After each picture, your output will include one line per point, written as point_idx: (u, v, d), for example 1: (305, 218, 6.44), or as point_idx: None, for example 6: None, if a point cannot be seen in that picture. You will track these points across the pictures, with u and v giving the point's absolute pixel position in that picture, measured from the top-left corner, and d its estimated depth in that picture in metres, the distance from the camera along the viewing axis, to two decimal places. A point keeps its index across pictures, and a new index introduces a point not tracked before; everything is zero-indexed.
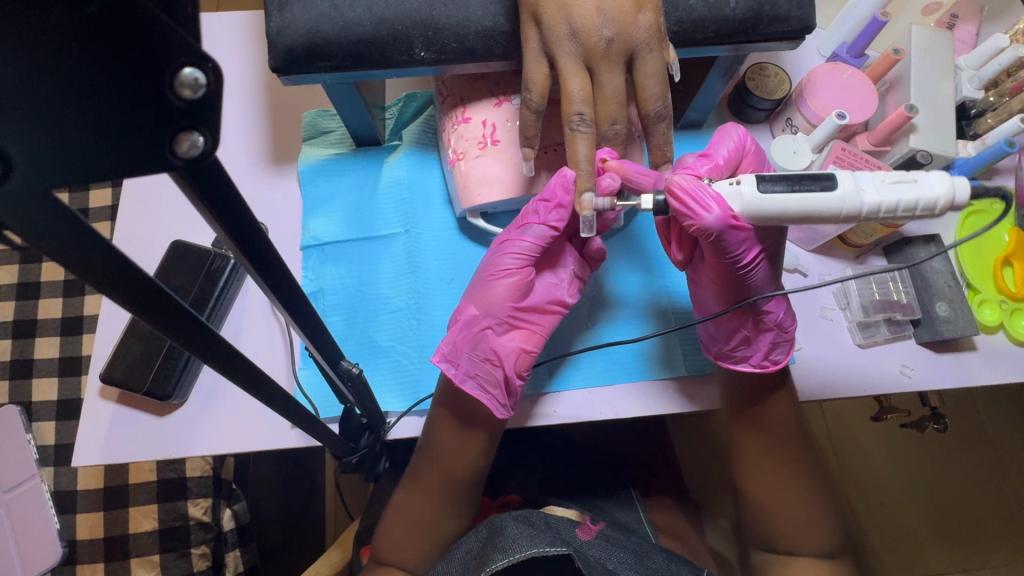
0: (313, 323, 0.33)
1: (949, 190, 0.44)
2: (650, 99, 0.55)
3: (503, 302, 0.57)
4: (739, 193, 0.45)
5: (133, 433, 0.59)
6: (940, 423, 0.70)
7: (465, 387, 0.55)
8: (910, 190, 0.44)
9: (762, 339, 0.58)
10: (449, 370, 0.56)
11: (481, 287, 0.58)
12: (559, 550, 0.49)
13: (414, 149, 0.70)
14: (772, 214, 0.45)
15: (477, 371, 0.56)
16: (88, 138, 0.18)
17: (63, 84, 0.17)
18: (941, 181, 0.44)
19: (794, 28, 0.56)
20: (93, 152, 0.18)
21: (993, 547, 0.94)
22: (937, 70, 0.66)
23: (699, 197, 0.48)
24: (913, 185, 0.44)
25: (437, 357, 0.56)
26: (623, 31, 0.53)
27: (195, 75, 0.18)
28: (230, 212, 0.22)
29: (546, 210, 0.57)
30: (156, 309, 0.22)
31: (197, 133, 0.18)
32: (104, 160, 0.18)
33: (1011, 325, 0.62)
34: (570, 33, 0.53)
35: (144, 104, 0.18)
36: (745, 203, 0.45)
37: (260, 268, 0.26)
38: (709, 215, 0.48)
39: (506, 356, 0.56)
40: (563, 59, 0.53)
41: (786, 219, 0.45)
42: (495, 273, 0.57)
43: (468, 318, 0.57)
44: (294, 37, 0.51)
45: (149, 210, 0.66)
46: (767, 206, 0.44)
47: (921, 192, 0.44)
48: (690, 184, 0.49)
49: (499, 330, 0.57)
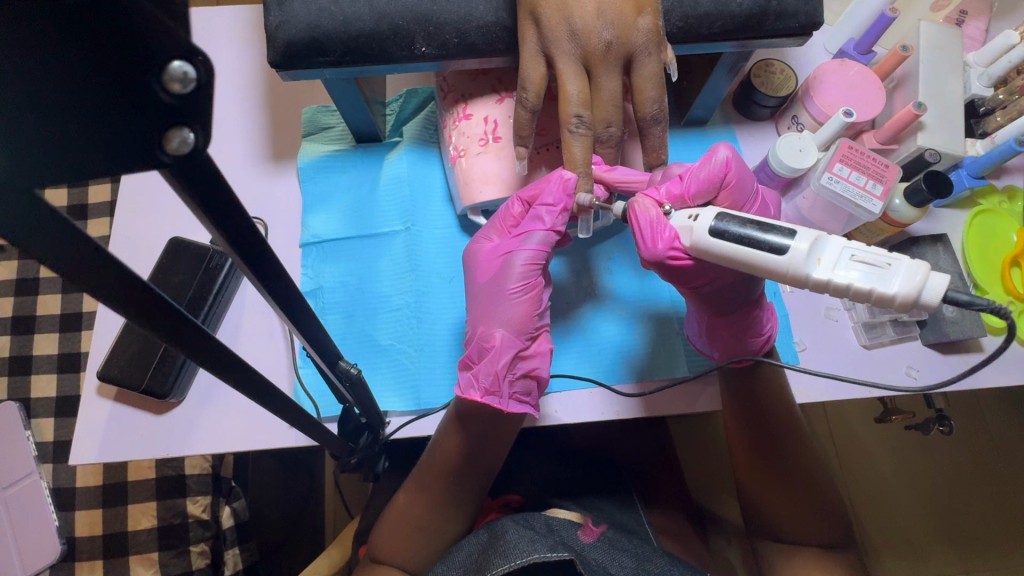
0: (310, 324, 0.32)
1: (914, 289, 0.35)
2: (647, 103, 0.54)
3: (528, 318, 0.56)
4: (690, 228, 0.45)
5: (132, 431, 0.59)
6: (945, 425, 0.69)
7: (511, 409, 0.53)
8: (868, 275, 0.37)
9: (732, 342, 0.57)
10: (495, 401, 0.53)
11: (499, 306, 0.55)
12: (559, 554, 0.49)
13: (415, 146, 0.69)
14: (717, 254, 0.43)
15: (517, 389, 0.54)
16: (67, 131, 0.17)
17: (33, 73, 0.16)
18: (909, 279, 0.35)
19: (801, 24, 0.55)
20: (75, 148, 0.17)
21: (996, 550, 0.93)
22: (945, 68, 0.65)
23: (642, 232, 0.49)
24: (878, 269, 0.37)
25: (483, 393, 0.52)
26: (623, 34, 0.52)
27: (185, 69, 0.16)
28: (222, 214, 0.21)
29: (549, 214, 0.55)
30: (148, 313, 0.22)
31: (188, 129, 0.18)
32: (89, 157, 0.17)
33: (1018, 326, 0.61)
34: (570, 34, 0.52)
35: (130, 96, 0.17)
36: (694, 238, 0.45)
37: (252, 269, 0.25)
38: (648, 249, 0.48)
39: (538, 366, 0.56)
40: (562, 60, 0.53)
41: (728, 263, 0.43)
42: (513, 291, 0.55)
43: (500, 344, 0.54)
44: (294, 32, 0.51)
45: (147, 208, 0.65)
46: (713, 247, 0.44)
47: (882, 283, 0.36)
48: (642, 215, 0.49)
49: (525, 344, 0.56)
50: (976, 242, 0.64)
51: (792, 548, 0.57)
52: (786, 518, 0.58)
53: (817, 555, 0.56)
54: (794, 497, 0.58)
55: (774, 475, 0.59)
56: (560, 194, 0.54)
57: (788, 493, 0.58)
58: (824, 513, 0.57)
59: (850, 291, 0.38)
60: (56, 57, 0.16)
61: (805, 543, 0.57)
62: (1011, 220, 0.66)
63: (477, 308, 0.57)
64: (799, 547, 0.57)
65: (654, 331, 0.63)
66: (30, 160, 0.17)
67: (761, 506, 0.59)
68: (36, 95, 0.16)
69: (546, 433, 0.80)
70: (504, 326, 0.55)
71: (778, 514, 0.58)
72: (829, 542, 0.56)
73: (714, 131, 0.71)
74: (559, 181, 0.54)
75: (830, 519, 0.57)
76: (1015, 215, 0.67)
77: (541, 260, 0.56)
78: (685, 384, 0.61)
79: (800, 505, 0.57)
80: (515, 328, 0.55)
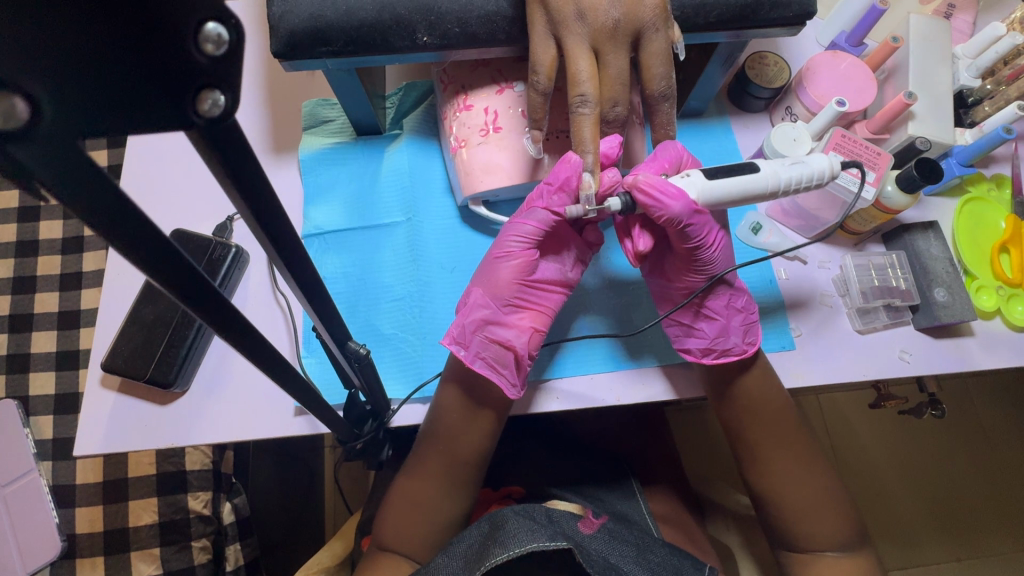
0: (319, 300, 0.33)
1: (830, 165, 0.54)
2: (656, 79, 0.55)
3: (509, 286, 0.58)
4: (691, 183, 0.52)
5: (135, 420, 0.59)
6: (938, 409, 0.71)
7: (476, 367, 0.55)
8: (805, 167, 0.54)
9: (733, 322, 0.60)
10: (459, 353, 0.56)
11: (488, 270, 0.59)
12: (559, 545, 0.49)
13: (415, 138, 0.70)
14: (719, 198, 0.53)
15: (487, 352, 0.56)
16: (107, 88, 0.18)
17: (78, 27, 0.17)
18: (824, 159, 0.54)
19: (795, 14, 0.56)
20: (123, 105, 0.18)
21: (991, 536, 0.95)
22: (935, 58, 0.66)
23: (662, 193, 0.51)
24: (803, 164, 0.53)
25: (448, 340, 0.56)
26: (631, 12, 0.53)
27: (218, 30, 0.17)
28: (247, 174, 0.22)
29: (549, 193, 0.57)
30: (177, 279, 0.22)
31: (218, 91, 0.18)
32: (131, 116, 0.18)
33: (1008, 310, 0.63)
34: (579, 15, 0.53)
35: (166, 56, 0.18)
36: (700, 190, 0.52)
37: (270, 240, 0.26)
38: (676, 205, 0.51)
39: (516, 338, 0.57)
40: (572, 40, 0.53)
41: (728, 202, 0.53)
42: (499, 258, 0.59)
43: (473, 301, 0.58)
44: (297, 22, 0.51)
45: (156, 184, 0.65)
46: (711, 193, 0.52)
47: (809, 168, 0.53)
48: (654, 179, 0.51)
49: (501, 312, 0.58)
50: (965, 229, 0.66)
51: (813, 555, 0.59)
52: (803, 521, 0.58)
53: (838, 560, 0.58)
54: (806, 495, 0.58)
55: (789, 471, 0.59)
56: (570, 177, 0.55)
57: (798, 492, 0.59)
58: (834, 513, 0.58)
59: (803, 183, 0.54)
60: (100, 12, 0.17)
61: (818, 544, 0.58)
62: (1000, 207, 0.68)
63: (477, 273, 0.61)
64: (822, 554, 0.58)
65: (640, 312, 0.64)
66: (74, 112, 0.17)
67: (775, 510, 0.59)
68: (77, 48, 0.17)
69: (545, 422, 0.80)
70: (486, 289, 0.58)
71: (792, 520, 0.59)
72: (845, 546, 0.58)
73: (709, 122, 0.72)
74: (565, 163, 0.55)
75: (840, 521, 0.58)
76: (1003, 203, 0.68)
77: (541, 237, 0.58)
78: (683, 369, 0.62)
79: (815, 504, 0.58)
80: (494, 292, 0.58)
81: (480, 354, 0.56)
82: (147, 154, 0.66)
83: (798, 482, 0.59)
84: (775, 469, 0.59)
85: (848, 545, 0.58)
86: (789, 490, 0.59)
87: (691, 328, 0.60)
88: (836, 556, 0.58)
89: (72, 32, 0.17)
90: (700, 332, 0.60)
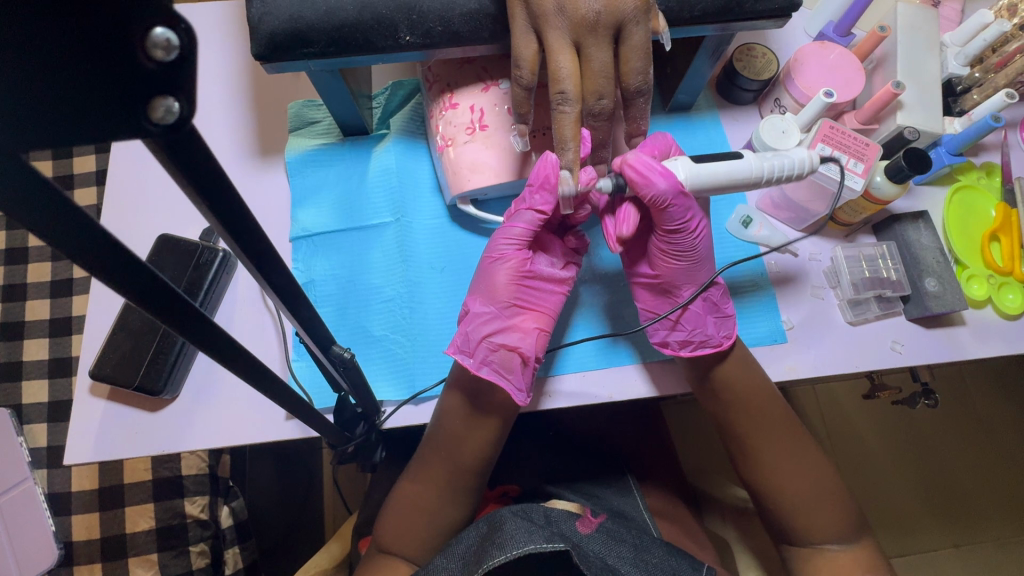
0: (298, 302, 0.32)
1: (810, 157, 0.54)
2: (632, 74, 0.54)
3: (505, 288, 0.58)
4: (680, 165, 0.53)
5: (124, 429, 0.58)
6: (931, 398, 0.70)
7: (482, 374, 0.55)
8: (784, 156, 0.54)
9: (707, 322, 0.59)
10: (464, 361, 0.55)
11: (484, 278, 0.59)
12: (556, 546, 0.49)
13: (403, 138, 0.69)
14: (706, 184, 0.53)
15: (493, 358, 0.56)
16: (61, 100, 0.18)
17: (34, 39, 0.17)
18: (801, 152, 0.55)
19: (779, 5, 0.56)
20: (75, 118, 0.18)
21: (987, 521, 0.95)
22: (924, 47, 0.66)
23: (651, 173, 0.52)
24: (784, 154, 0.54)
25: (450, 350, 0.56)
26: (611, 3, 0.52)
27: (167, 36, 0.17)
28: (207, 179, 0.22)
29: (531, 194, 0.57)
30: (140, 284, 0.22)
31: (172, 98, 0.18)
32: (86, 125, 0.18)
33: (999, 299, 0.63)
34: (558, 7, 0.52)
35: (119, 64, 0.17)
36: (688, 172, 0.52)
37: (238, 245, 0.25)
38: (661, 183, 0.51)
39: (520, 341, 0.57)
40: (553, 35, 0.53)
41: (714, 187, 0.53)
42: (493, 263, 0.58)
43: (473, 311, 0.58)
44: (277, 23, 0.51)
45: (138, 192, 0.65)
46: (701, 177, 0.52)
47: (790, 158, 0.54)
48: (641, 159, 0.52)
49: (503, 315, 0.58)
50: (955, 218, 0.66)
51: (811, 548, 0.58)
52: (800, 514, 0.58)
53: (840, 553, 0.57)
54: (800, 486, 0.58)
55: (785, 463, 0.59)
56: (549, 175, 0.56)
57: (792, 484, 0.58)
58: (830, 505, 0.58)
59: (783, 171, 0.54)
60: (59, 18, 0.17)
61: (813, 538, 0.58)
62: (989, 196, 0.68)
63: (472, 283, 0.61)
64: (824, 548, 0.58)
65: (628, 310, 0.64)
66: (24, 129, 0.18)
67: (770, 503, 0.60)
68: (32, 62, 0.17)
69: (541, 420, 0.80)
70: (484, 297, 0.58)
71: (787, 513, 0.59)
72: (846, 538, 0.58)
73: (697, 117, 0.72)
74: (542, 164, 0.56)
75: (838, 513, 0.58)
76: (993, 191, 0.68)
77: (530, 238, 0.58)
78: (673, 365, 0.61)
79: (809, 499, 0.58)
80: (493, 297, 0.58)
81: (487, 361, 0.55)
82: (130, 161, 0.66)
83: (795, 476, 0.59)
84: (770, 463, 0.59)
85: (849, 536, 0.58)
86: (780, 483, 0.59)
87: (674, 322, 0.59)
88: (831, 550, 0.57)
89: (34, 43, 0.17)
90: (681, 326, 0.59)
